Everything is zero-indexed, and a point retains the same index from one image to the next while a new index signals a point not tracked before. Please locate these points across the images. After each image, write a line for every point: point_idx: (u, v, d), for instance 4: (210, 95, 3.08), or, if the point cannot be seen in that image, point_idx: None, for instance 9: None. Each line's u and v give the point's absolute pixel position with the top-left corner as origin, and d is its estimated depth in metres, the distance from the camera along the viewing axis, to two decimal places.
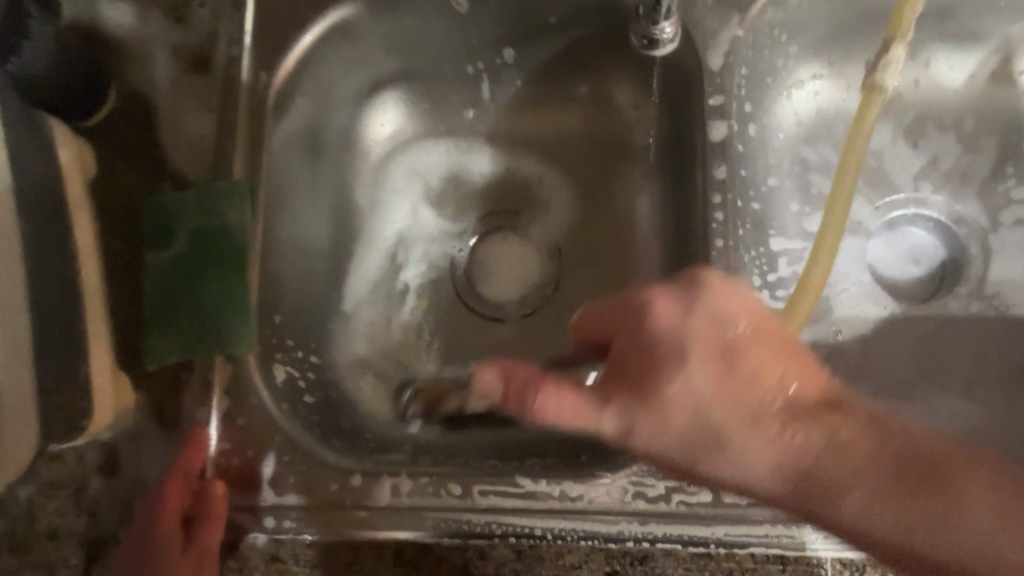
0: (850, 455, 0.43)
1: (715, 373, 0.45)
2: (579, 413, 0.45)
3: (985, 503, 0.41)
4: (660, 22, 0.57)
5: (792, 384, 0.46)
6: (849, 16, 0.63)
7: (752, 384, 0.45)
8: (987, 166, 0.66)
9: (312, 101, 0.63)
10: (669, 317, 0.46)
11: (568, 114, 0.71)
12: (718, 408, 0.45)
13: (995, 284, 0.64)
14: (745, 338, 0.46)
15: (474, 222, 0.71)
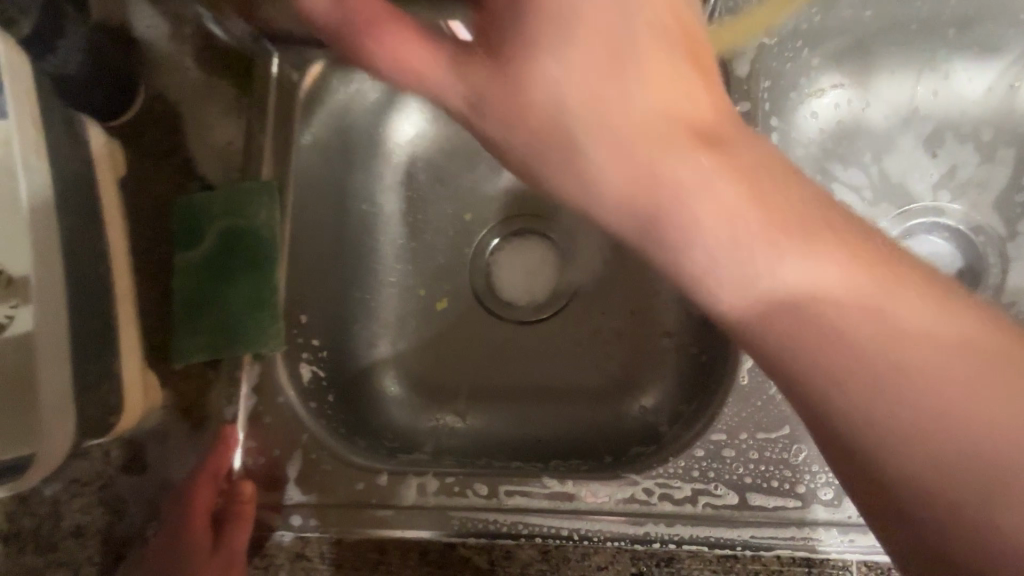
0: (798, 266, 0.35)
1: (597, 64, 0.38)
2: (433, 64, 0.40)
3: (831, 271, 0.34)
4: None
5: (690, 105, 0.39)
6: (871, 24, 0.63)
7: (628, 103, 0.38)
8: (1006, 176, 0.66)
9: (335, 103, 0.64)
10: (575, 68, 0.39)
11: None
12: (579, 99, 0.39)
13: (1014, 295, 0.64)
14: (648, 31, 0.38)
15: (495, 224, 0.71)
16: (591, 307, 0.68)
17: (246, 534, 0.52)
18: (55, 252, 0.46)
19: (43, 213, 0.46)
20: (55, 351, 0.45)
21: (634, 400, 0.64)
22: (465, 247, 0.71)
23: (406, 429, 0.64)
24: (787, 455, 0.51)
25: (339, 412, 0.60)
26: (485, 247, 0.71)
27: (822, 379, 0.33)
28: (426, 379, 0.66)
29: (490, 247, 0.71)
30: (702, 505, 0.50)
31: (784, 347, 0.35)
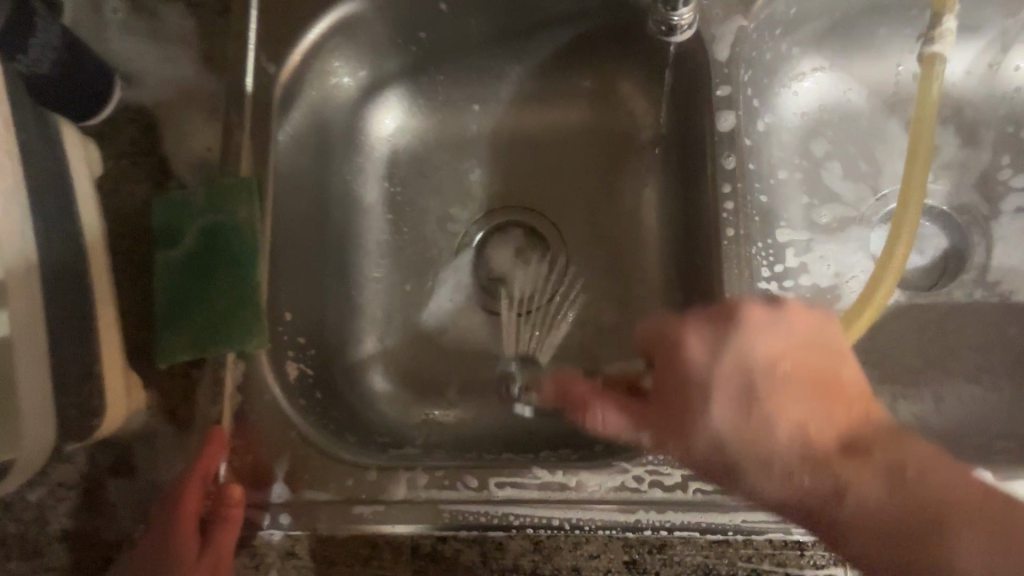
0: (773, 411, 0.46)
1: (734, 410, 0.46)
2: (610, 418, 0.50)
3: (862, 538, 0.40)
4: (678, 9, 0.54)
5: (782, 366, 0.47)
6: (848, 12, 0.64)
7: (770, 426, 0.45)
8: (985, 159, 0.66)
9: (315, 99, 0.64)
10: (701, 354, 0.48)
11: (571, 110, 0.71)
12: (734, 439, 0.46)
13: (1000, 274, 0.64)
14: (726, 363, 0.47)
15: (481, 217, 0.71)
16: (580, 297, 0.68)
17: (232, 535, 0.51)
18: (28, 250, 0.46)
19: (14, 210, 0.46)
20: (32, 346, 0.45)
21: None
22: (452, 242, 0.71)
23: (393, 425, 0.63)
24: None
25: (328, 409, 0.60)
26: (471, 240, 0.71)
27: (771, 505, 0.45)
28: (420, 378, 0.66)
29: (475, 240, 0.71)
30: (693, 491, 0.51)
31: (831, 536, 0.42)
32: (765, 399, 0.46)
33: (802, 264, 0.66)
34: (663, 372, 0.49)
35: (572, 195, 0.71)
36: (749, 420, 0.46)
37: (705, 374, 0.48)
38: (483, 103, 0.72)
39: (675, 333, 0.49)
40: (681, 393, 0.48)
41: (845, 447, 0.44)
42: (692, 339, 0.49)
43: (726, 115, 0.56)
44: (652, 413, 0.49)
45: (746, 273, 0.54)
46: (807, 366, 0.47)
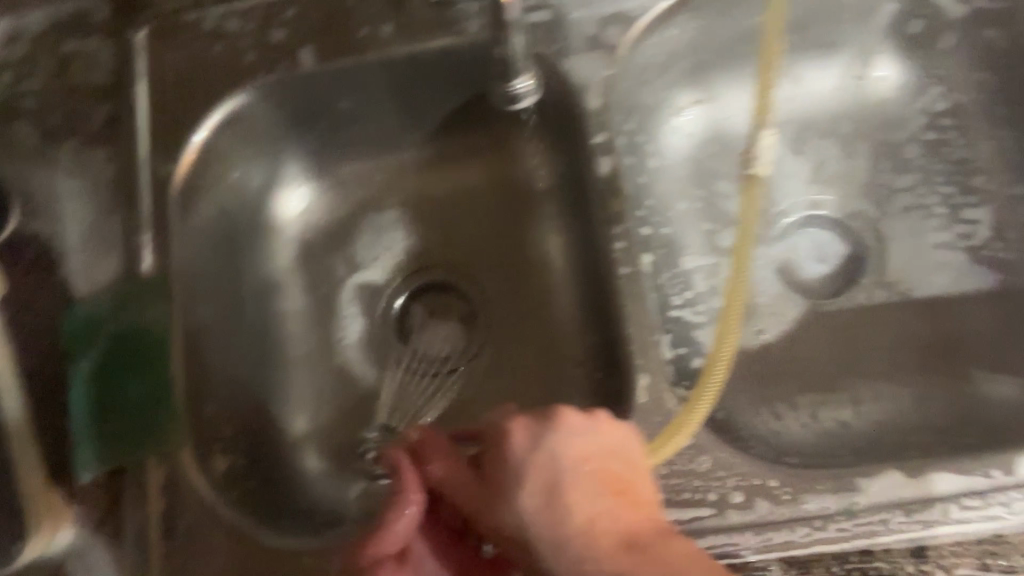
0: (564, 505, 0.43)
1: (541, 505, 0.43)
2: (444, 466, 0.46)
3: None
4: (514, 83, 0.60)
5: (588, 466, 0.44)
6: (715, 46, 0.68)
7: (568, 522, 0.42)
8: (866, 166, 0.69)
9: (216, 191, 0.65)
10: (524, 447, 0.44)
11: (472, 169, 0.73)
12: (535, 529, 0.43)
13: (896, 274, 0.67)
14: (541, 452, 0.44)
15: (399, 281, 0.72)
16: (501, 345, 0.69)
17: None
18: None
19: None
20: None
21: None
22: (373, 311, 0.71)
23: (331, 503, 0.63)
24: (693, 464, 0.50)
25: (258, 496, 0.60)
26: (392, 306, 0.71)
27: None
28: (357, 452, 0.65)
29: (398, 305, 0.71)
30: None
31: None
32: (565, 492, 0.43)
33: (711, 286, 0.69)
34: (491, 455, 0.45)
35: (483, 249, 0.72)
36: (553, 509, 0.43)
37: (523, 466, 0.44)
38: (387, 172, 0.73)
39: (501, 426, 0.45)
40: (499, 482, 0.44)
41: (624, 543, 0.42)
42: (518, 428, 0.45)
43: (604, 158, 0.58)
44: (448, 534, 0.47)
45: (644, 307, 0.55)
46: (608, 470, 0.44)
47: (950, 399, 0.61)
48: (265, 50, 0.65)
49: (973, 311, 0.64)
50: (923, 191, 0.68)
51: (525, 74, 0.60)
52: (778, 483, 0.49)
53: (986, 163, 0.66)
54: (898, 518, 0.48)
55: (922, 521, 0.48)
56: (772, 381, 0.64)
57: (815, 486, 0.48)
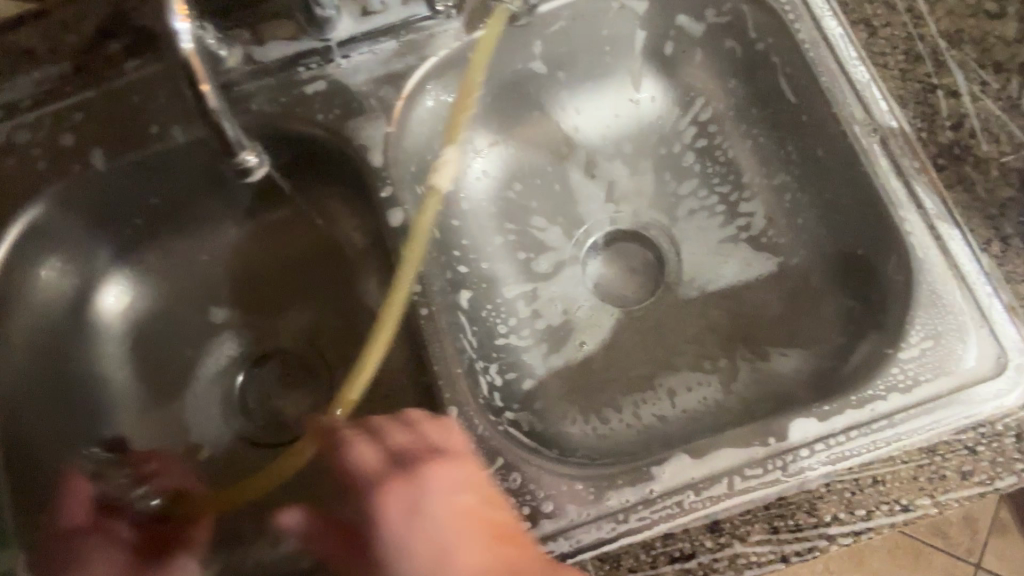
0: (417, 493, 0.49)
1: (394, 495, 0.49)
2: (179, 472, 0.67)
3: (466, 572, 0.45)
4: (238, 155, 0.54)
5: (449, 460, 0.51)
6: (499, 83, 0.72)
7: (422, 505, 0.48)
8: (651, 178, 0.76)
9: (26, 303, 0.64)
10: (382, 455, 0.51)
11: (291, 237, 0.75)
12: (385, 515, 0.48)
13: (693, 271, 0.73)
14: (399, 451, 0.51)
15: (238, 357, 0.73)
16: None
17: None
18: None
19: None
20: None
21: None
22: (214, 392, 0.72)
23: None
24: (507, 482, 0.54)
25: None
26: (235, 382, 0.72)
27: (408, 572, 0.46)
28: None
29: (240, 382, 0.72)
30: None
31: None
32: (422, 479, 0.49)
33: (534, 309, 0.72)
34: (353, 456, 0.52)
35: (313, 311, 0.74)
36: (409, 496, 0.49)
37: (379, 464, 0.51)
38: (210, 250, 0.74)
39: (375, 433, 0.53)
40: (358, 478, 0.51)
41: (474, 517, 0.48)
42: (394, 430, 0.53)
43: (394, 210, 0.62)
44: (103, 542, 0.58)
45: (447, 342, 0.58)
46: (475, 475, 0.50)
47: (751, 376, 0.67)
48: (56, 153, 0.65)
49: (764, 297, 0.70)
50: (703, 193, 0.74)
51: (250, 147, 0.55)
52: (584, 484, 0.53)
53: (749, 164, 0.73)
54: (690, 498, 0.52)
55: (712, 497, 0.51)
56: (597, 389, 0.68)
57: (615, 482, 0.53)
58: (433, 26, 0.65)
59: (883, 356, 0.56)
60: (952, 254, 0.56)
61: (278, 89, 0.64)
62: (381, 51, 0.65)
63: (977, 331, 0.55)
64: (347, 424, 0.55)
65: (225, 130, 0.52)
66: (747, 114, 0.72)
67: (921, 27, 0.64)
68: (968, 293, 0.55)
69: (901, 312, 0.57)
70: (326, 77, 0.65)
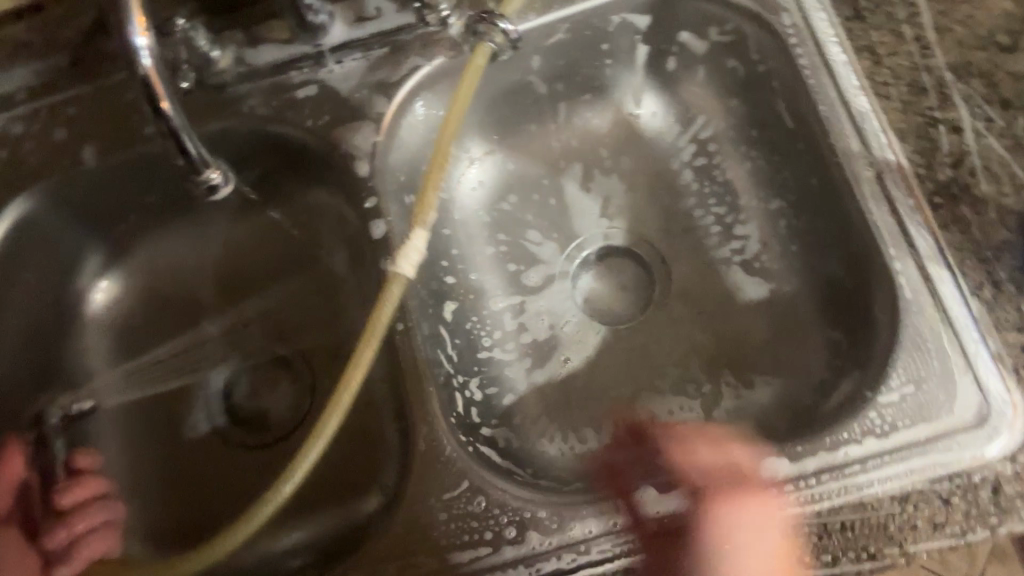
0: (709, 481, 0.53)
1: (690, 493, 0.52)
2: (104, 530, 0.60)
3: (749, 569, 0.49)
4: (202, 172, 0.56)
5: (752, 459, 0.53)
6: (497, 91, 0.71)
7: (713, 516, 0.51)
8: (647, 195, 0.75)
9: (14, 295, 0.65)
10: (705, 455, 0.57)
11: (277, 236, 0.74)
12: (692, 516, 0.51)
13: (682, 292, 0.72)
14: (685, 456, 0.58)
15: (222, 356, 0.72)
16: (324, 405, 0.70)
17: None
18: None
19: None
20: None
21: (370, 490, 0.65)
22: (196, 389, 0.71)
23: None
24: (469, 505, 0.54)
25: None
26: (216, 382, 0.71)
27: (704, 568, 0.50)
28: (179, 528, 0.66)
29: (221, 383, 0.71)
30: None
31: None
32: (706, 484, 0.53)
33: (520, 323, 0.71)
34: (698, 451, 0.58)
35: (299, 312, 0.73)
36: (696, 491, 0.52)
37: (678, 470, 0.56)
38: (200, 248, 0.75)
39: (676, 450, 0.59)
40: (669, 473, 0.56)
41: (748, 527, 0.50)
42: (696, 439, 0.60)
43: (377, 219, 0.61)
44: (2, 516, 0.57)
45: (419, 358, 0.59)
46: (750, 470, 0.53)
47: (732, 404, 0.66)
48: (46, 146, 0.66)
49: (752, 323, 0.69)
50: (699, 212, 0.73)
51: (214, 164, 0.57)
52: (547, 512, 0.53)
53: (745, 187, 0.72)
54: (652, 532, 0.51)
55: (676, 533, 0.51)
56: (576, 408, 0.68)
57: (578, 512, 0.52)
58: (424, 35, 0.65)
59: (862, 398, 0.55)
60: (941, 297, 0.55)
61: (267, 92, 0.64)
62: (373, 58, 0.65)
63: (961, 379, 0.53)
64: (649, 449, 0.62)
65: (187, 148, 0.54)
66: (746, 134, 0.71)
67: (929, 58, 0.62)
68: (954, 337, 0.54)
69: (886, 348, 0.56)
70: (317, 81, 0.64)
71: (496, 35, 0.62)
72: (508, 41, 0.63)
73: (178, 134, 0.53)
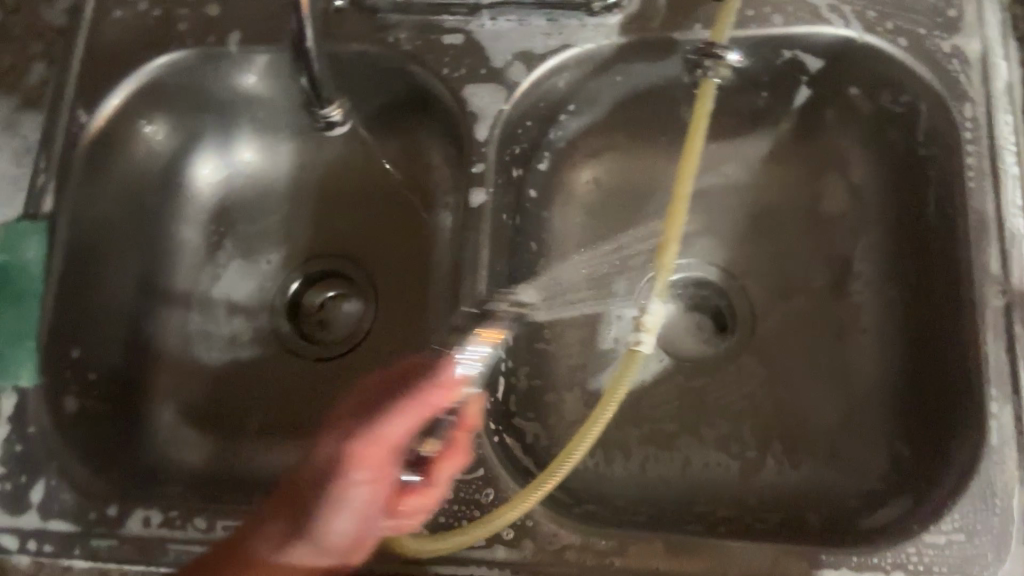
0: None
1: None
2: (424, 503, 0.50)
3: None
4: (323, 109, 0.64)
5: None
6: (642, 93, 0.68)
7: None
8: (757, 240, 0.71)
9: (130, 150, 0.69)
10: None
11: (386, 174, 0.76)
12: None
13: (757, 348, 0.69)
14: None
15: (298, 266, 0.76)
16: (377, 343, 0.72)
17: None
18: None
19: None
20: None
21: None
22: (267, 288, 0.75)
23: (177, 462, 0.66)
24: (477, 494, 0.53)
25: (108, 440, 0.64)
26: (287, 289, 0.75)
27: None
28: (215, 409, 0.69)
29: (291, 290, 0.75)
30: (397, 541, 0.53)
31: None
32: None
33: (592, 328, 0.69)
34: None
35: (378, 247, 0.75)
36: None
37: None
38: (312, 154, 0.76)
39: None
40: None
41: None
42: None
43: (479, 187, 0.60)
44: (375, 449, 0.48)
45: (477, 337, 0.58)
46: None
47: (769, 481, 0.63)
48: (200, 24, 0.69)
49: (819, 407, 0.65)
50: (807, 276, 0.69)
51: (335, 103, 0.64)
52: (549, 530, 0.52)
53: (866, 267, 0.67)
54: None
55: None
56: (615, 427, 0.66)
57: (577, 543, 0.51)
58: (584, 16, 0.62)
59: (907, 530, 0.52)
60: None
61: (416, 31, 0.64)
62: (528, 24, 0.62)
63: (1016, 550, 0.50)
64: None
65: (315, 74, 0.60)
66: (886, 214, 0.66)
67: None
68: None
69: (953, 486, 0.53)
70: (466, 32, 0.63)
71: (722, 67, 0.60)
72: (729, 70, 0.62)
73: (306, 52, 0.58)
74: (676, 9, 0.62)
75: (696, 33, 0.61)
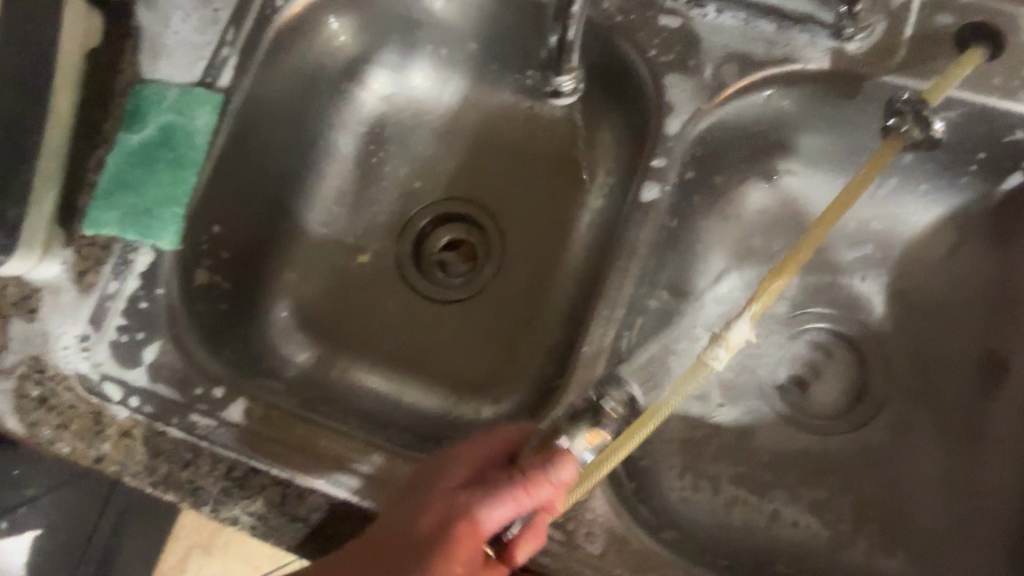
0: None
1: None
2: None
3: None
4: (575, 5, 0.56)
5: None
6: (852, 135, 0.62)
7: None
8: (913, 314, 0.67)
9: (311, 44, 0.68)
10: None
11: (549, 135, 0.73)
12: None
13: (878, 424, 0.65)
14: None
15: (436, 203, 0.75)
16: (494, 302, 0.72)
17: None
18: None
19: None
20: None
21: (484, 405, 0.67)
22: (401, 217, 0.75)
23: (280, 360, 0.68)
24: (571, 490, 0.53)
25: (225, 321, 0.65)
26: (419, 221, 0.75)
27: None
28: (326, 320, 0.71)
29: (422, 223, 0.75)
30: None
31: None
32: None
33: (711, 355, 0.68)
34: None
35: (522, 206, 0.73)
36: None
37: None
38: (480, 96, 0.75)
39: None
40: None
41: None
42: None
43: (654, 183, 0.57)
44: (472, 531, 0.44)
45: (610, 334, 0.56)
46: None
47: (855, 561, 0.60)
48: None
49: (926, 501, 0.62)
50: (956, 366, 0.64)
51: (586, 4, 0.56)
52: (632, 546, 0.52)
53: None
54: None
55: None
56: (708, 458, 0.65)
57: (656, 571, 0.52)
58: (817, 34, 0.58)
59: None
60: None
61: (633, 3, 0.61)
62: (753, 26, 0.59)
63: None
64: None
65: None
66: None
67: None
68: None
69: None
70: (686, 18, 0.60)
71: (916, 131, 0.55)
72: (924, 135, 0.56)
73: None
74: (914, 52, 0.57)
75: (914, 83, 0.57)
